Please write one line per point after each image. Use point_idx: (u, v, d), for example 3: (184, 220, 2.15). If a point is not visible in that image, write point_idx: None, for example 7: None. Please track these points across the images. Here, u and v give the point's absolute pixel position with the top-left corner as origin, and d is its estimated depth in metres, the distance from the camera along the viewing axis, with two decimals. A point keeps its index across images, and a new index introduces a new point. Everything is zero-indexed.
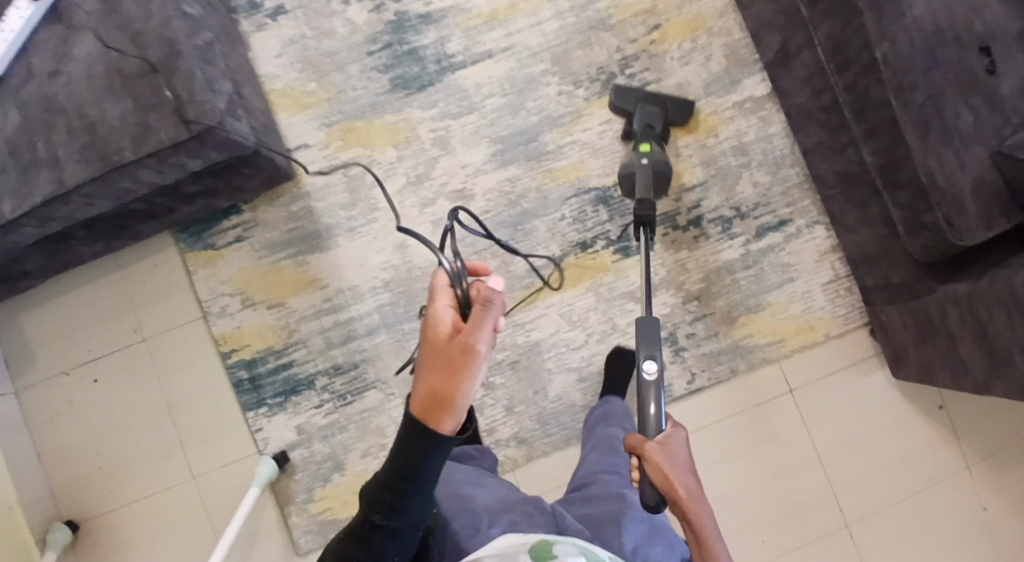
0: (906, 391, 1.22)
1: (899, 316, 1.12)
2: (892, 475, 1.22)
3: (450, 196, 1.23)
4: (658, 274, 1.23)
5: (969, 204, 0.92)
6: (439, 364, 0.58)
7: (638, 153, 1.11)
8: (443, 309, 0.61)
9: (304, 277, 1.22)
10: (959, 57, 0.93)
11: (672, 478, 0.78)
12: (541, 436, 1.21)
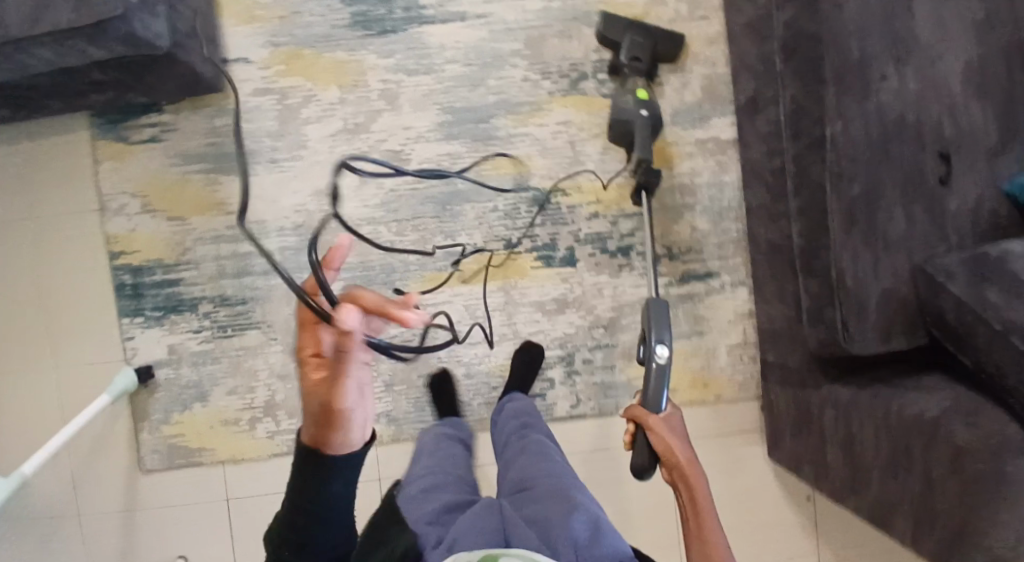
0: (778, 473, 1.24)
1: (787, 400, 1.14)
2: (744, 546, 1.24)
3: (384, 154, 1.17)
4: (573, 292, 1.20)
5: (870, 310, 0.95)
6: (312, 378, 0.53)
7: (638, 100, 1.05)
8: (294, 334, 0.51)
9: (212, 197, 1.16)
10: (916, 159, 0.96)
11: (673, 445, 0.84)
12: (414, 420, 1.19)
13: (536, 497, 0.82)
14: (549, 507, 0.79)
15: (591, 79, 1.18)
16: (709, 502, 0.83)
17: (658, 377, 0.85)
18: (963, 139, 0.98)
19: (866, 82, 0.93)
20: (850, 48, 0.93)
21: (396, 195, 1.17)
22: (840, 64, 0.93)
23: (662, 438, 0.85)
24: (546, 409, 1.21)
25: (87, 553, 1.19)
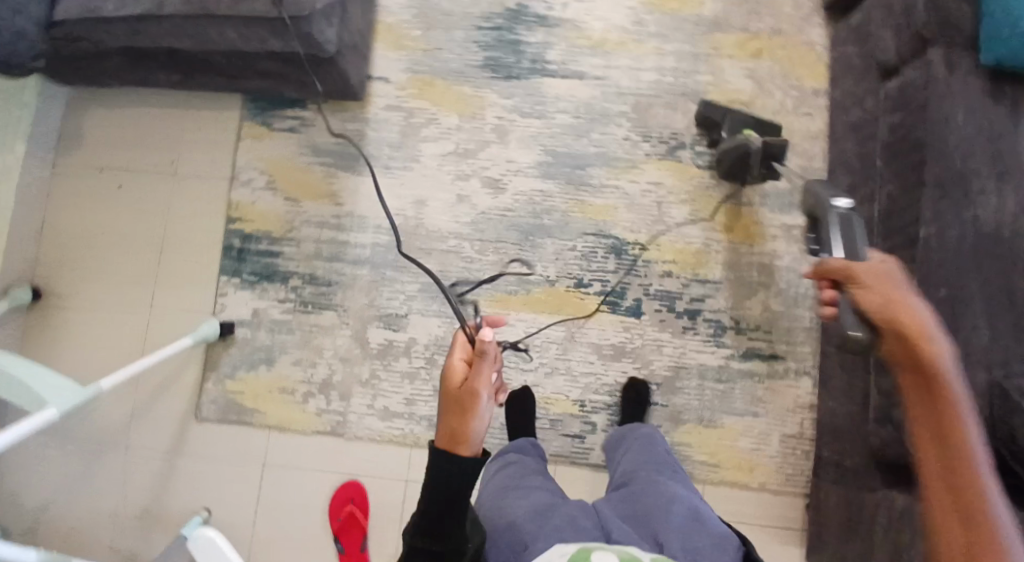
0: None
1: (836, 502, 1.08)
2: None
3: (484, 179, 1.27)
4: (632, 342, 1.22)
5: None
6: (453, 408, 0.66)
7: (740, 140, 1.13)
8: (456, 360, 0.69)
9: (327, 187, 1.29)
10: (1006, 275, 0.93)
11: (899, 311, 0.72)
12: None
13: (637, 494, 0.86)
14: (652, 504, 0.83)
15: (688, 149, 1.26)
16: (966, 412, 0.70)
17: (848, 217, 0.84)
18: None
19: (962, 185, 0.94)
20: (949, 153, 0.94)
21: (485, 217, 1.26)
22: (938, 164, 0.95)
23: (880, 296, 0.73)
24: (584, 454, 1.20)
25: (125, 486, 1.25)
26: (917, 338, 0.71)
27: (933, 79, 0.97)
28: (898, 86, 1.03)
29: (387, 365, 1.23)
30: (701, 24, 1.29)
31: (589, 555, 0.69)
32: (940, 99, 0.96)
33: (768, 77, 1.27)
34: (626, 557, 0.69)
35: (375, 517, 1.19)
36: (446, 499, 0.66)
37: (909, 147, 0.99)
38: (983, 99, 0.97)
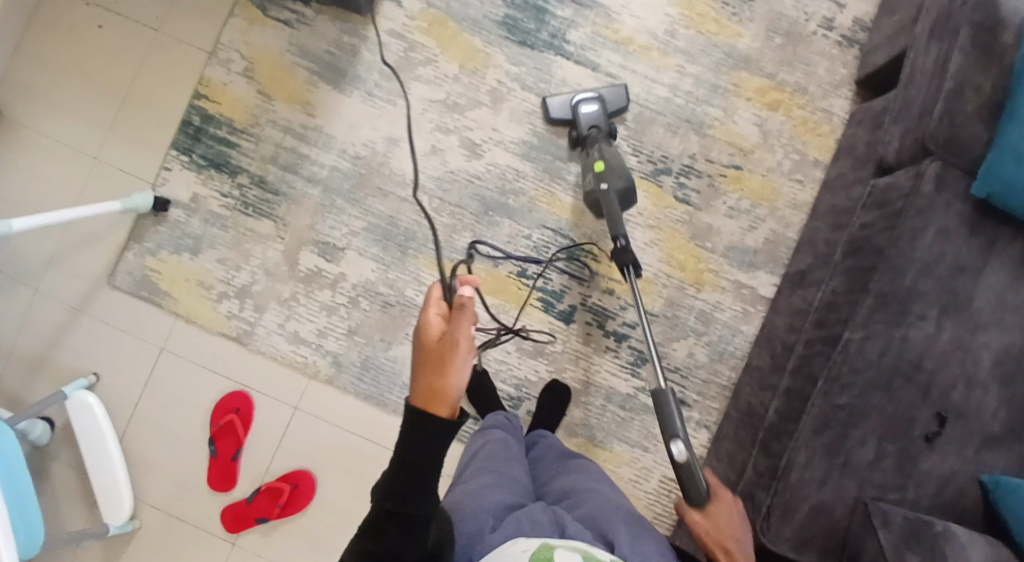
0: None
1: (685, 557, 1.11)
2: None
3: (464, 140, 1.23)
4: (553, 346, 1.20)
5: (798, 514, 0.92)
6: (429, 361, 0.65)
7: (597, 176, 1.09)
8: (432, 316, 0.69)
9: (305, 94, 1.23)
10: (913, 406, 0.93)
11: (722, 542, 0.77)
12: (354, 375, 1.20)
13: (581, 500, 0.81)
14: (596, 508, 0.78)
15: (672, 176, 1.22)
16: None
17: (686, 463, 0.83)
18: (973, 413, 0.93)
19: (904, 307, 0.93)
20: (903, 272, 0.94)
21: (452, 178, 1.22)
22: (888, 281, 0.94)
23: (709, 524, 0.79)
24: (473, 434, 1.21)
25: (18, 325, 1.21)
26: (716, 538, 0.78)
27: (916, 195, 0.95)
28: (886, 188, 1.01)
29: (309, 293, 1.21)
30: (732, 55, 1.23)
31: (552, 554, 0.63)
32: (915, 216, 0.95)
33: (776, 132, 1.23)
34: (591, 555, 0.64)
35: (254, 431, 1.19)
36: (421, 470, 0.64)
37: (873, 254, 0.97)
38: (957, 231, 0.95)
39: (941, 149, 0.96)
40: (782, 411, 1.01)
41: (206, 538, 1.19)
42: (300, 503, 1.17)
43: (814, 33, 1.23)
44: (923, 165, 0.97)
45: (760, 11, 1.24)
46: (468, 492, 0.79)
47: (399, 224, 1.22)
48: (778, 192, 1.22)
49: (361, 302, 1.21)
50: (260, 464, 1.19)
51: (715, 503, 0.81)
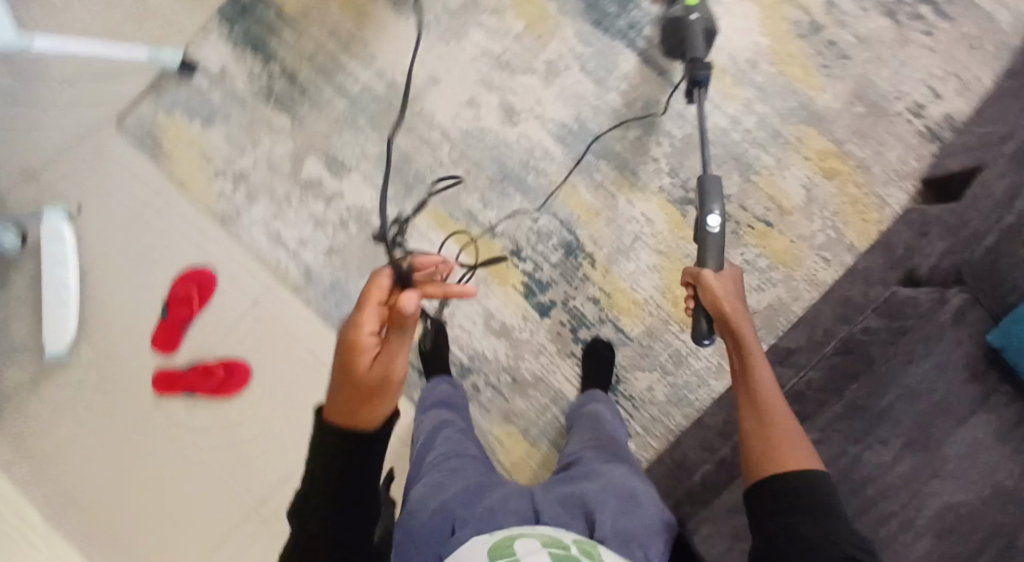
0: None
1: None
2: None
3: (503, 102, 1.18)
4: (519, 331, 1.15)
5: None
6: (353, 381, 0.52)
7: (687, 8, 1.05)
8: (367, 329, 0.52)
9: (363, 7, 1.21)
10: None
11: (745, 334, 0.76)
12: (320, 292, 1.16)
13: (579, 473, 0.86)
14: (583, 488, 0.80)
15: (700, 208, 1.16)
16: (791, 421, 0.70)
17: (714, 234, 0.91)
18: None
19: (873, 423, 0.89)
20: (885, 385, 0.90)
21: (480, 135, 1.18)
22: (868, 394, 0.91)
23: (711, 278, 0.83)
24: (411, 388, 1.16)
25: (14, 134, 1.20)
26: (717, 304, 0.80)
27: (931, 321, 0.91)
28: (907, 300, 0.97)
29: (303, 199, 1.18)
30: (805, 108, 1.15)
31: (511, 547, 0.66)
32: (922, 335, 0.91)
33: (821, 201, 1.15)
34: (551, 542, 0.68)
35: (208, 308, 1.18)
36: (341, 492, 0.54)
37: (863, 367, 0.96)
38: (957, 365, 0.87)
39: (976, 283, 0.93)
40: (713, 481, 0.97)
41: (127, 395, 1.17)
42: (229, 391, 1.14)
43: (897, 114, 1.15)
44: (950, 292, 0.93)
45: (850, 73, 1.16)
46: (439, 479, 0.83)
47: (414, 164, 1.19)
48: (801, 263, 1.15)
49: (348, 226, 1.17)
50: (203, 343, 1.17)
51: (715, 276, 0.83)
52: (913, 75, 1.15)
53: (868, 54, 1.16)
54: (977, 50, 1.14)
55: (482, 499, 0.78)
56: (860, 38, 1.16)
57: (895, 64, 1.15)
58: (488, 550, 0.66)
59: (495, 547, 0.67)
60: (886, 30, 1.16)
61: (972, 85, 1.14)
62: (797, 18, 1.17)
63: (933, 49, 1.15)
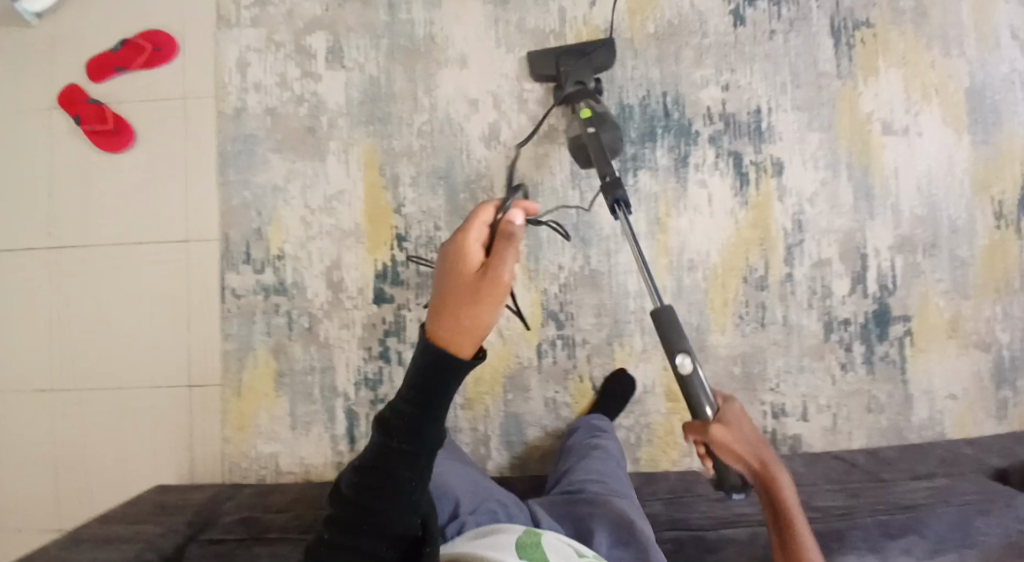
0: (150, 470, 1.21)
1: (189, 499, 1.09)
2: (40, 349, 1.23)
3: (495, 126, 1.21)
4: (349, 294, 1.20)
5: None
6: (463, 298, 0.58)
7: (584, 122, 1.07)
8: (473, 248, 0.61)
9: None
10: None
11: (751, 459, 0.84)
12: (235, 134, 1.21)
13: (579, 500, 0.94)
14: (581, 514, 0.91)
15: (554, 331, 1.20)
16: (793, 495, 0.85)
17: (698, 382, 0.86)
18: None
19: None
20: None
21: (456, 130, 1.21)
22: None
23: (725, 440, 0.83)
24: (231, 266, 1.20)
25: None
26: (757, 467, 0.84)
27: None
28: None
29: (287, 57, 1.21)
30: (697, 333, 1.20)
31: (539, 538, 0.74)
32: None
33: (646, 408, 1.20)
34: (580, 553, 0.75)
35: (147, 71, 1.22)
36: (399, 482, 0.60)
37: None
38: None
39: None
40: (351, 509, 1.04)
41: (38, 82, 1.24)
42: (105, 143, 1.22)
43: (759, 401, 1.20)
44: None
45: (755, 340, 1.20)
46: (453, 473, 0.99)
47: (388, 105, 1.21)
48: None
49: (298, 108, 1.21)
50: (121, 94, 1.22)
51: (722, 436, 0.83)
52: (802, 386, 1.20)
53: (781, 339, 1.20)
54: (869, 413, 1.20)
55: (489, 500, 0.93)
56: (787, 323, 1.20)
57: (795, 365, 1.20)
58: (514, 544, 0.71)
59: (522, 536, 0.73)
60: (814, 334, 1.20)
61: (837, 433, 1.20)
62: (756, 266, 1.20)
63: (835, 381, 1.20)
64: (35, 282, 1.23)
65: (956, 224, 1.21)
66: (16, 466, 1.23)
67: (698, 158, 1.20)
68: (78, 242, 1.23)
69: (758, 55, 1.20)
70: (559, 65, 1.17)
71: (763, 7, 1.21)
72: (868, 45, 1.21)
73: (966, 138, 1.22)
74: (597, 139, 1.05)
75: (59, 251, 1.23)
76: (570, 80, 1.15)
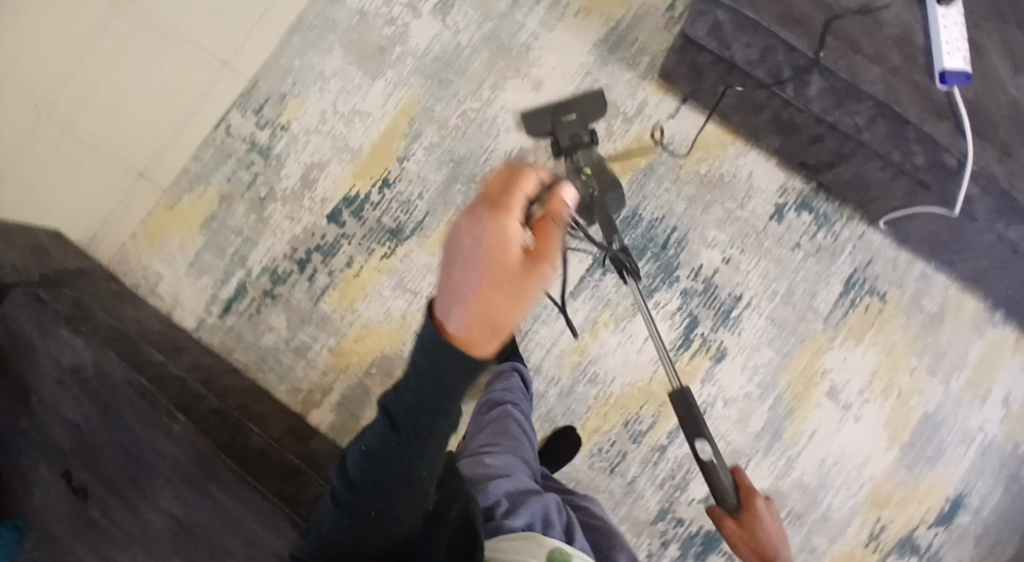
0: (60, 214, 1.27)
1: (63, 257, 1.13)
2: (60, 62, 1.31)
3: (523, 153, 1.25)
4: (312, 197, 1.25)
5: (47, 350, 0.90)
6: (509, 290, 0.48)
7: (584, 181, 0.94)
8: (516, 228, 0.50)
9: (602, 11, 1.25)
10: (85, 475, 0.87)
11: (747, 487, 0.93)
12: (323, 11, 1.28)
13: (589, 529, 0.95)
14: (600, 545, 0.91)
15: None
16: (771, 521, 0.91)
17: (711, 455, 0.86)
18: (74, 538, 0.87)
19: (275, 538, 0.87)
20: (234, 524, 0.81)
21: (491, 134, 1.25)
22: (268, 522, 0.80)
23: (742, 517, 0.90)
24: (242, 108, 1.27)
25: None
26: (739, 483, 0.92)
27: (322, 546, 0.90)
28: None
29: None
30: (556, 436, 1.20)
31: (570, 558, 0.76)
32: None
33: None
34: None
35: None
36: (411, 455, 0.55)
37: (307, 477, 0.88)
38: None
39: None
40: (173, 354, 1.05)
41: None
42: None
43: None
44: None
45: (597, 478, 1.20)
46: (506, 456, 0.94)
47: (454, 77, 1.26)
48: None
49: (384, 29, 1.26)
50: None
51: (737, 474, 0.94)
52: None
53: (618, 494, 1.19)
54: None
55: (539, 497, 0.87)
56: (631, 484, 1.19)
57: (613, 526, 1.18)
58: None
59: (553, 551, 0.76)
60: (646, 512, 1.18)
61: None
62: (644, 420, 1.20)
63: None
64: (96, 11, 1.32)
65: (831, 513, 1.19)
66: None
67: (663, 299, 1.22)
68: (149, 6, 1.32)
69: (772, 254, 1.22)
70: (558, 117, 1.03)
71: (806, 220, 1.22)
72: (868, 314, 1.21)
73: (895, 453, 1.20)
74: (607, 193, 0.91)
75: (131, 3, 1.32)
76: (566, 136, 1.01)
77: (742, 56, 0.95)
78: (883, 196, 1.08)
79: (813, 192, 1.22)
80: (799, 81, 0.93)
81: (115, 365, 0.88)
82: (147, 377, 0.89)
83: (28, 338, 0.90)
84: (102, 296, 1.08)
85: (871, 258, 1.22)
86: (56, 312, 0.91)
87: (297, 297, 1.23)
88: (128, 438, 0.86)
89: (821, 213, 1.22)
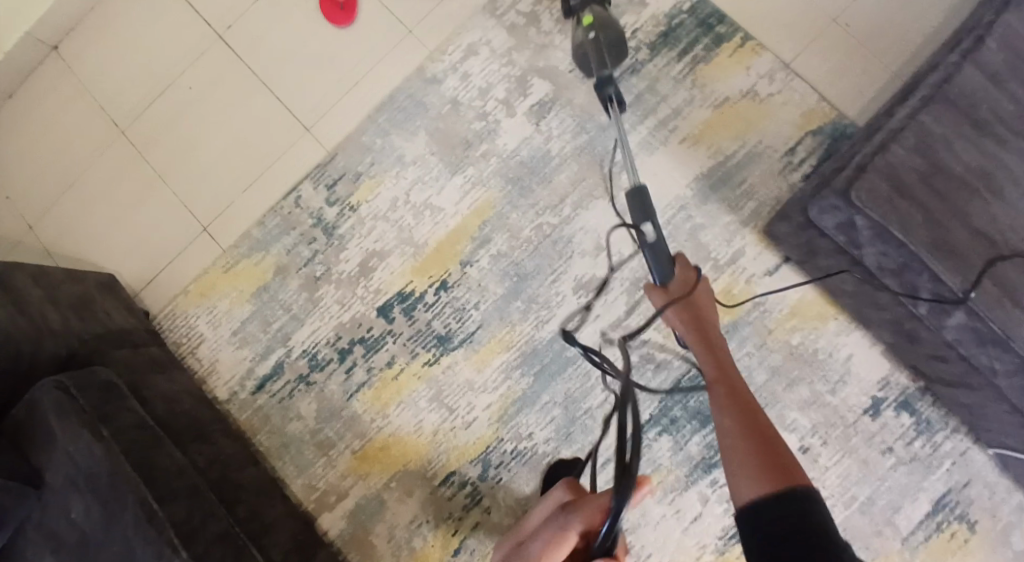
0: (121, 256, 1.26)
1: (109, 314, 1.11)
2: (149, 99, 1.30)
3: (594, 282, 1.13)
4: (365, 286, 1.19)
5: (65, 448, 0.88)
6: None
7: (582, 28, 1.02)
8: None
9: (712, 141, 1.12)
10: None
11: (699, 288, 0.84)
12: (415, 92, 1.20)
13: None
14: None
15: (471, 476, 1.13)
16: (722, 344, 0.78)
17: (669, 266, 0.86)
18: None
19: None
20: None
21: (564, 254, 1.14)
22: None
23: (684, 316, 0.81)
24: (313, 180, 1.21)
25: None
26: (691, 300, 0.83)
27: None
28: None
29: (505, 78, 1.18)
30: None
31: None
32: None
33: None
34: None
35: None
36: None
37: None
38: None
39: None
40: (190, 446, 1.02)
41: None
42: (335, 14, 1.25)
43: None
44: None
45: None
46: None
47: (537, 186, 1.15)
48: None
49: (473, 123, 1.18)
50: None
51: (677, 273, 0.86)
52: None
53: None
54: None
55: None
56: None
57: None
58: None
59: None
60: None
61: None
62: None
63: None
64: (191, 53, 1.30)
65: None
66: (54, 156, 1.31)
67: (720, 478, 1.09)
68: (242, 56, 1.28)
69: (858, 453, 1.05)
70: None
71: (905, 422, 1.04)
72: (962, 547, 1.02)
73: None
74: (602, 44, 0.99)
75: (226, 50, 1.29)
76: None
77: (873, 260, 0.85)
78: (1009, 436, 0.90)
79: (922, 391, 1.05)
80: (941, 307, 0.80)
81: (130, 476, 0.87)
82: (156, 493, 0.87)
83: (48, 429, 0.89)
84: (134, 368, 1.06)
85: (969, 479, 1.02)
86: (82, 407, 0.90)
87: (332, 388, 1.17)
88: (129, 560, 0.84)
89: (925, 418, 1.04)
